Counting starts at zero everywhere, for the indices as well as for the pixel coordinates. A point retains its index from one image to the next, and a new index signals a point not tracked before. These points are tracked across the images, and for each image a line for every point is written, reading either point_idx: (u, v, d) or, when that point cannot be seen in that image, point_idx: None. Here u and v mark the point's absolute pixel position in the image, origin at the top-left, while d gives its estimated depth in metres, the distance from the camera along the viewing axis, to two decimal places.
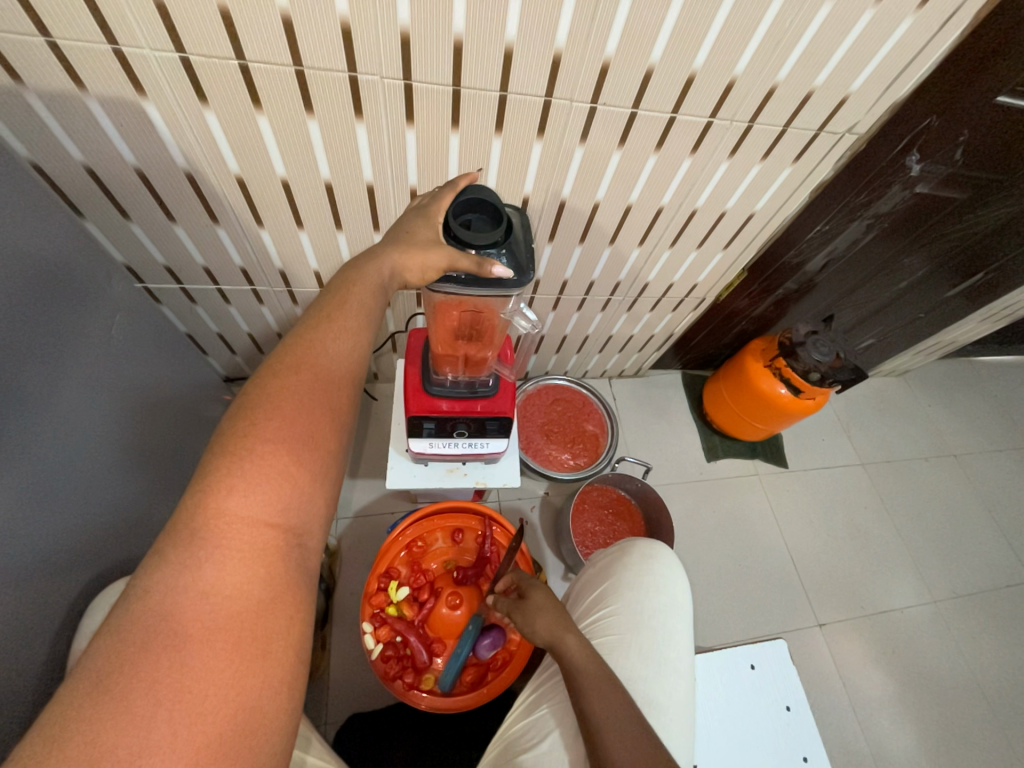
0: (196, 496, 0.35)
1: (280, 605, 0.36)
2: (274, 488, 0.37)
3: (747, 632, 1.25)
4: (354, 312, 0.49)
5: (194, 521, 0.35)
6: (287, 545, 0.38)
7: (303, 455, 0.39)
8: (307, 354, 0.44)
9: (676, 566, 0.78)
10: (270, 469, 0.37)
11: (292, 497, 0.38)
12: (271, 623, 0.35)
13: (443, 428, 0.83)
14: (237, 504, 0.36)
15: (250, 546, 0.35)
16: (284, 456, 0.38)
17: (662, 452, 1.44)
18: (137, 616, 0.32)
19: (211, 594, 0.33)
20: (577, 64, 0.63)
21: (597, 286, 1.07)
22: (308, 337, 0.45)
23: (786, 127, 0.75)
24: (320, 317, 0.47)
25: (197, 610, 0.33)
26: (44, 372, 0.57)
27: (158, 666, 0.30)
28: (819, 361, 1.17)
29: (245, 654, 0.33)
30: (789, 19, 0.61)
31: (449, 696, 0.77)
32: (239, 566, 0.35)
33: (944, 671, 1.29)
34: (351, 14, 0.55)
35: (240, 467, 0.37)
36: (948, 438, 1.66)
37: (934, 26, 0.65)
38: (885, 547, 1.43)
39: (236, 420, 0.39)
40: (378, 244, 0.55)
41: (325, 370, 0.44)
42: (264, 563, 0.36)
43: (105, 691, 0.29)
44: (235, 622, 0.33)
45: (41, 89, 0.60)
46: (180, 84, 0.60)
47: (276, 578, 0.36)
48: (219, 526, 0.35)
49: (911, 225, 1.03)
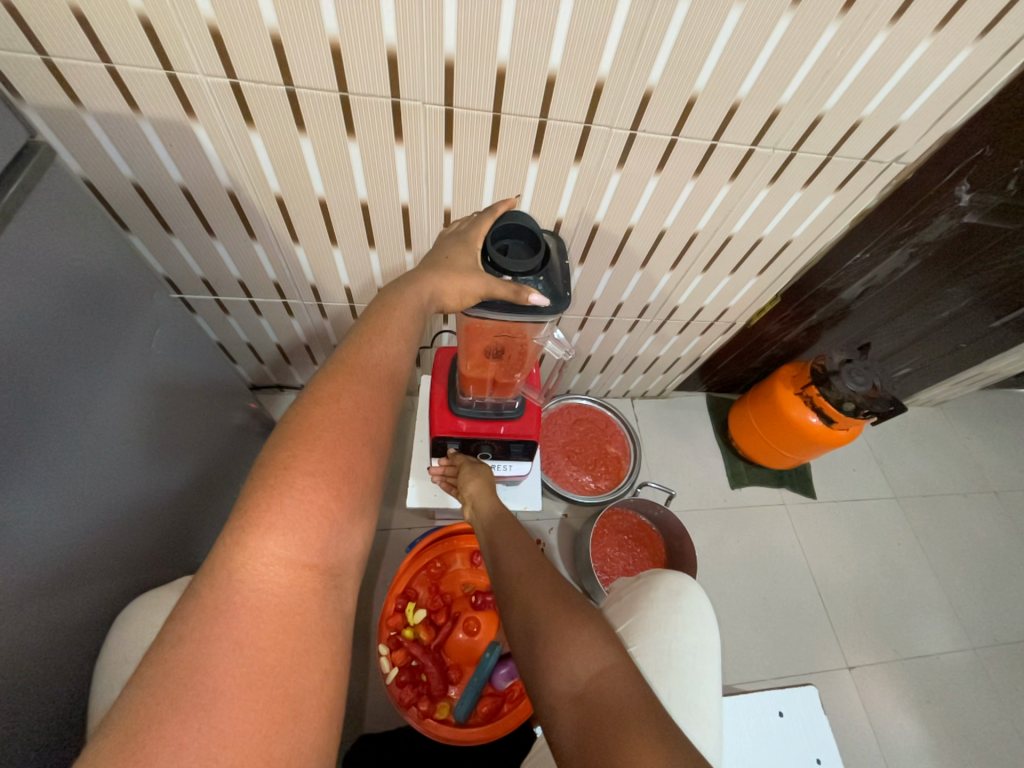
0: (233, 535, 0.35)
1: (314, 658, 0.35)
2: (313, 527, 0.37)
3: (771, 671, 1.19)
4: (394, 335, 0.49)
5: (232, 563, 0.35)
6: (324, 588, 0.38)
7: (343, 489, 0.39)
8: (347, 380, 0.44)
9: (704, 605, 0.75)
10: (310, 506, 0.37)
11: (329, 537, 0.38)
12: (304, 679, 0.34)
13: (467, 449, 0.83)
14: (276, 544, 0.36)
15: (287, 589, 0.35)
16: (323, 492, 0.38)
17: (685, 477, 1.41)
18: (168, 668, 0.31)
19: (245, 644, 0.33)
20: (620, 92, 0.62)
21: (625, 308, 1.05)
22: (351, 361, 0.45)
23: (830, 156, 0.73)
24: (361, 340, 0.47)
25: (230, 661, 0.32)
26: (84, 383, 0.58)
27: (188, 726, 0.30)
28: (854, 391, 1.12)
29: (277, 713, 0.32)
30: (840, 51, 0.60)
31: (464, 727, 0.75)
32: (274, 611, 0.34)
33: (983, 724, 1.21)
34: (398, 42, 0.56)
35: (279, 504, 0.36)
36: (988, 473, 1.59)
37: (992, 58, 0.63)
38: (919, 586, 1.36)
39: (276, 452, 0.39)
40: (417, 267, 0.55)
41: (366, 399, 0.43)
42: (301, 606, 0.36)
43: (131, 755, 0.28)
44: (268, 677, 0.33)
45: (99, 111, 0.62)
46: (229, 108, 0.62)
47: (312, 623, 0.36)
48: (257, 568, 0.35)
49: (956, 254, 0.99)
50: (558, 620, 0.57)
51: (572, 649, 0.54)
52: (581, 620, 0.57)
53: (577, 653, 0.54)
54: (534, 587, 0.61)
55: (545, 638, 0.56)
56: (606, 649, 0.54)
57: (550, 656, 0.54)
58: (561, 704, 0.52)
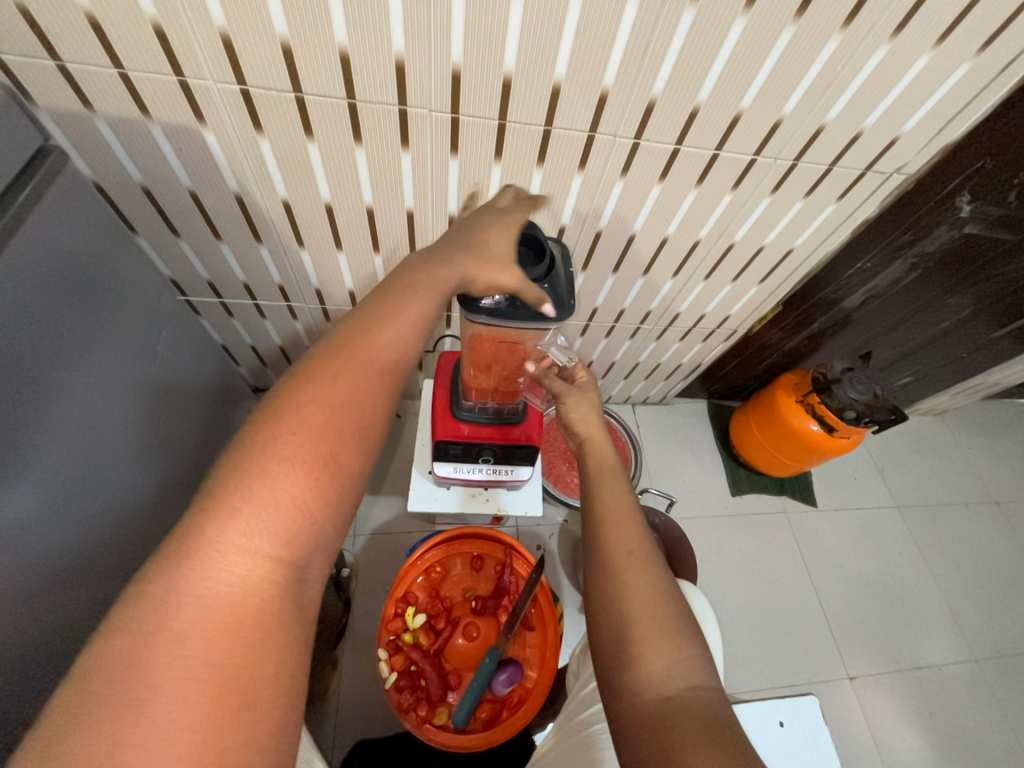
0: (210, 519, 0.37)
1: (271, 648, 0.36)
2: (282, 521, 0.38)
3: (771, 681, 1.18)
4: (413, 317, 0.47)
5: (199, 546, 0.35)
6: (287, 579, 0.38)
7: (317, 482, 0.39)
8: (347, 365, 0.43)
9: (707, 612, 0.75)
10: (281, 496, 0.38)
11: (297, 529, 0.38)
12: (259, 669, 0.35)
13: (468, 453, 0.83)
14: (243, 530, 0.36)
15: (251, 575, 0.36)
16: (295, 483, 0.38)
17: (685, 484, 1.41)
18: (123, 644, 0.32)
19: (206, 629, 0.34)
20: (623, 102, 0.63)
21: (627, 314, 1.06)
22: (359, 343, 0.44)
23: (832, 167, 0.74)
24: (383, 311, 0.46)
25: (191, 645, 0.33)
26: (92, 383, 0.59)
27: (141, 705, 0.31)
28: (855, 399, 1.12)
29: (224, 705, 0.32)
30: (841, 64, 0.61)
31: (463, 734, 0.73)
32: (235, 598, 0.35)
33: (986, 738, 1.20)
34: (406, 52, 0.57)
35: (252, 491, 0.37)
36: (990, 483, 1.58)
37: (991, 73, 0.64)
38: (921, 596, 1.36)
39: (253, 437, 0.39)
40: (445, 243, 0.52)
41: (360, 390, 0.43)
42: (264, 594, 0.36)
43: (82, 727, 0.30)
44: (225, 666, 0.34)
45: (111, 117, 0.63)
46: (238, 113, 0.63)
47: (271, 615, 0.36)
48: (222, 553, 0.36)
49: (957, 265, 1.00)
50: (663, 625, 0.54)
51: (677, 656, 0.52)
52: (686, 631, 0.54)
53: (681, 659, 0.52)
54: (642, 574, 0.57)
55: (646, 634, 0.53)
56: (706, 674, 0.52)
57: (647, 652, 0.52)
58: (647, 695, 0.50)
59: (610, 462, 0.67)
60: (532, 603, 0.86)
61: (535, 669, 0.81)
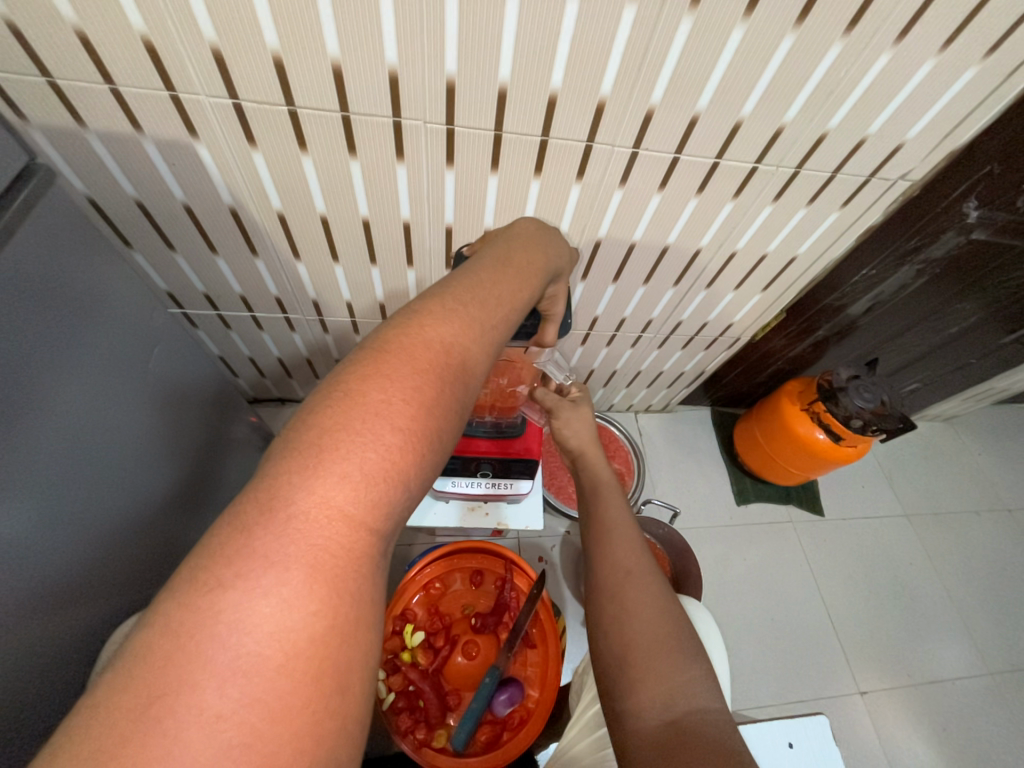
0: (288, 478, 0.31)
1: (360, 632, 0.31)
2: (378, 486, 0.32)
3: (780, 696, 1.16)
4: (509, 294, 0.45)
5: (287, 503, 0.30)
6: (378, 551, 0.33)
7: (419, 449, 0.35)
8: (451, 325, 0.39)
9: (711, 632, 0.72)
10: (386, 459, 0.33)
11: (395, 497, 0.33)
12: (350, 654, 0.30)
13: (467, 466, 0.81)
14: (338, 493, 0.31)
15: (342, 545, 0.31)
16: (399, 446, 0.33)
17: (689, 493, 1.39)
18: (190, 620, 0.26)
19: (293, 607, 0.28)
20: (621, 111, 0.62)
21: (628, 323, 1.04)
22: (457, 305, 0.40)
23: (835, 174, 0.73)
24: (490, 274, 0.45)
25: (272, 625, 0.28)
26: (83, 403, 0.58)
27: (223, 689, 0.26)
28: (862, 407, 1.10)
29: (316, 693, 0.28)
30: (844, 71, 0.60)
31: (463, 757, 0.71)
32: (328, 571, 0.30)
33: (1003, 755, 1.16)
34: (399, 64, 0.56)
35: (349, 446, 0.32)
36: (1000, 489, 1.55)
37: (997, 78, 0.62)
38: (932, 607, 1.33)
39: (349, 387, 0.34)
40: (518, 234, 0.52)
41: (462, 356, 0.39)
42: (356, 569, 0.31)
43: (148, 714, 0.24)
44: (309, 650, 0.28)
45: (103, 132, 0.63)
46: (231, 127, 0.62)
47: (361, 594, 0.31)
48: (314, 514, 0.30)
49: (963, 271, 0.98)
50: (664, 643, 0.52)
51: (680, 677, 0.50)
52: (688, 651, 0.52)
53: (685, 676, 0.50)
54: (640, 593, 0.56)
55: (646, 654, 0.51)
56: (713, 695, 0.50)
57: (648, 675, 0.50)
58: (652, 722, 0.48)
59: (606, 478, 0.68)
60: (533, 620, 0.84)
61: (536, 688, 0.79)
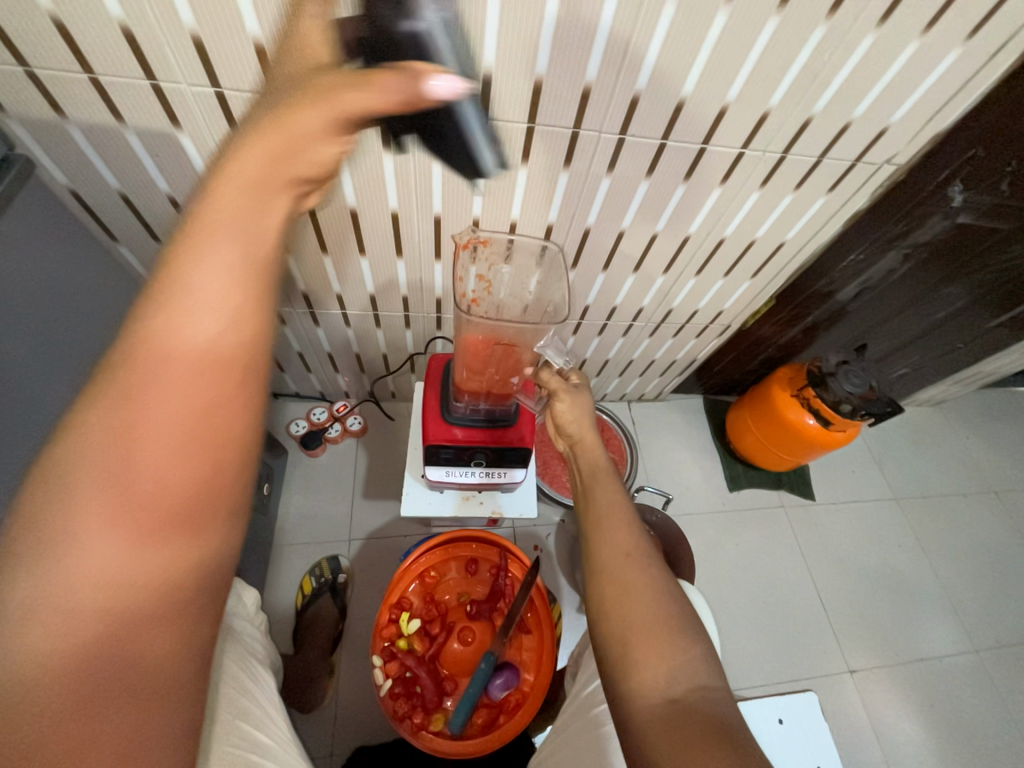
0: (29, 499, 0.28)
1: (170, 608, 0.30)
2: (127, 476, 0.29)
3: (771, 676, 1.18)
4: (276, 207, 0.37)
5: (33, 523, 0.27)
6: (161, 528, 0.30)
7: (171, 421, 0.31)
8: (192, 274, 0.33)
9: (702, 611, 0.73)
10: (134, 443, 0.30)
11: (158, 476, 0.30)
12: (157, 638, 0.29)
13: (461, 457, 0.81)
14: (79, 497, 0.28)
15: (99, 540, 0.28)
16: (147, 429, 0.30)
17: (683, 481, 1.41)
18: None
19: (57, 625, 0.26)
20: (608, 95, 0.62)
21: (619, 312, 1.05)
22: (198, 243, 0.33)
23: (821, 158, 0.73)
24: (237, 182, 0.35)
25: (34, 648, 0.26)
26: None
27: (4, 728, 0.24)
28: (851, 391, 1.12)
29: (120, 682, 0.27)
30: (828, 54, 0.60)
31: (459, 740, 0.72)
32: (93, 575, 0.28)
33: (987, 727, 1.20)
34: None
35: (88, 448, 0.29)
36: (986, 471, 1.58)
37: (980, 59, 0.63)
38: (919, 586, 1.36)
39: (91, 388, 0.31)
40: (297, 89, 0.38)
41: (220, 315, 0.33)
42: (131, 559, 0.29)
43: None
44: (105, 649, 0.27)
45: (81, 122, 0.62)
46: (213, 116, 0.61)
47: (153, 577, 0.29)
48: (57, 523, 0.28)
49: (950, 255, 0.99)
50: (662, 625, 0.52)
51: (679, 659, 0.49)
52: (686, 631, 0.52)
53: (685, 655, 0.50)
54: (640, 575, 0.55)
55: (645, 638, 0.51)
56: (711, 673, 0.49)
57: (645, 656, 0.50)
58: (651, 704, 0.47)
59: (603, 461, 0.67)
60: (528, 605, 0.86)
61: (532, 672, 0.81)
